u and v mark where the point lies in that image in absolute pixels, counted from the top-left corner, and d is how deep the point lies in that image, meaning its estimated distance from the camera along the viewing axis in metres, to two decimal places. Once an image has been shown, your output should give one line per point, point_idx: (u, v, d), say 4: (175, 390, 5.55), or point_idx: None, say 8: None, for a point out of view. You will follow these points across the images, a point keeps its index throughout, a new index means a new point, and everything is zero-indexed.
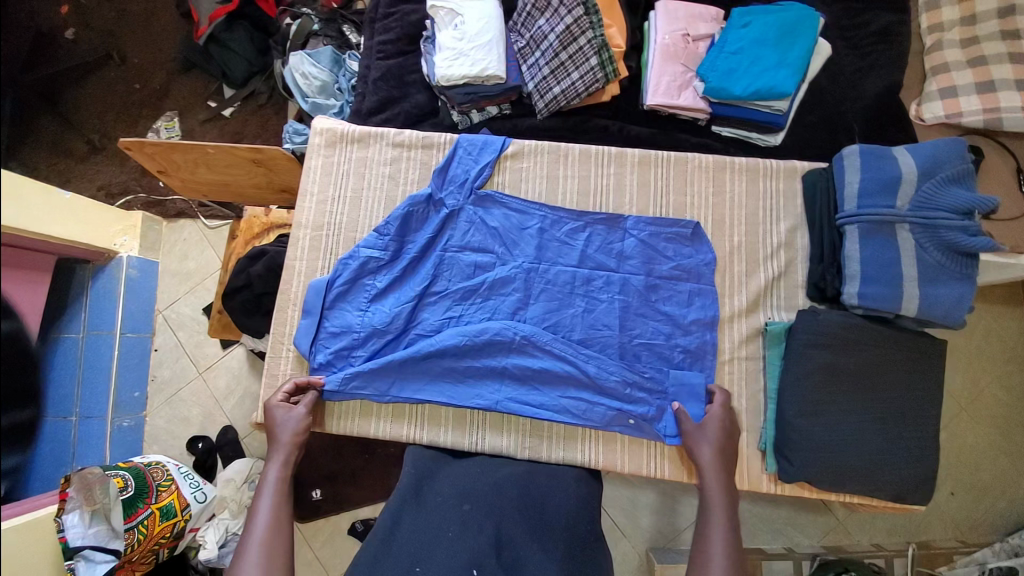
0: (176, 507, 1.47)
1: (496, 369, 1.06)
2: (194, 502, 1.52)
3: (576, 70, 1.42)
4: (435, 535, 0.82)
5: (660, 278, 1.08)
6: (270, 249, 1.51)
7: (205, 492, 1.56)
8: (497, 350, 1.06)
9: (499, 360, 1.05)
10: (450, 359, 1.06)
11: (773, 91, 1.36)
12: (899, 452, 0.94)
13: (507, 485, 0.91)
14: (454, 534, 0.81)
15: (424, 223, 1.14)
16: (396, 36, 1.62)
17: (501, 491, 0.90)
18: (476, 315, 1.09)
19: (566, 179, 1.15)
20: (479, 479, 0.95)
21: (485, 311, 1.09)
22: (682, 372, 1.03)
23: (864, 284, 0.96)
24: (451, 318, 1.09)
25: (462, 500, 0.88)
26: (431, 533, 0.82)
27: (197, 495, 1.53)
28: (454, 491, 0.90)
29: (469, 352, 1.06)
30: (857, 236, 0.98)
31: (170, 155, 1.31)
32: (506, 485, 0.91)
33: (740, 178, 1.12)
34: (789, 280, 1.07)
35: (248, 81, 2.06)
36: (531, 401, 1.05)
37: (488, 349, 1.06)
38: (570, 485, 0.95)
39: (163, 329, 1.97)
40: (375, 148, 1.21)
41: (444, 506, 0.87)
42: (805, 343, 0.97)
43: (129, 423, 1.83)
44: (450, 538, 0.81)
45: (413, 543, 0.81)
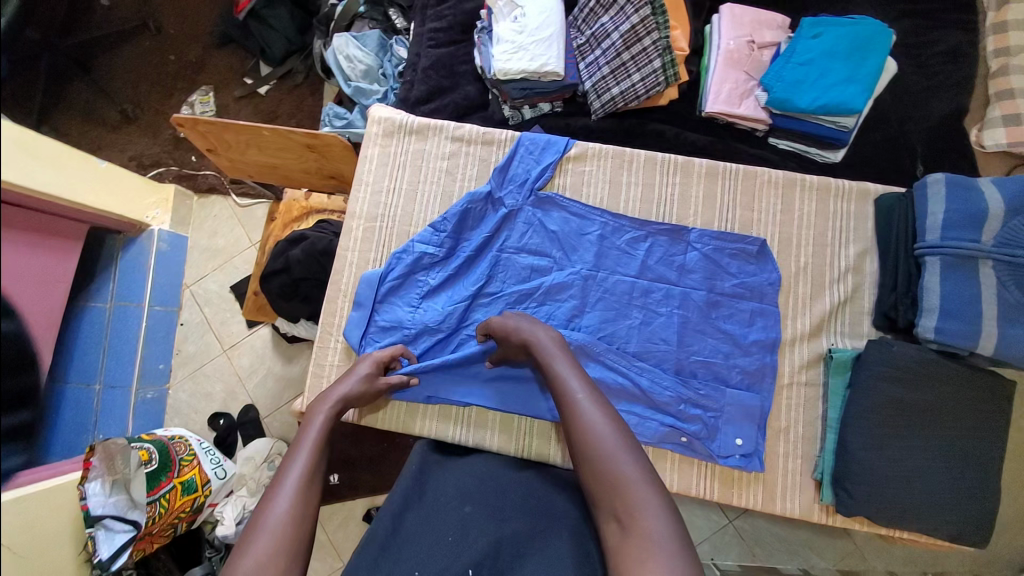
0: (197, 482, 1.50)
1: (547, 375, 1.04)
2: (215, 478, 1.55)
3: (637, 72, 1.38)
4: (435, 539, 0.80)
5: (721, 295, 1.05)
6: (309, 234, 1.49)
7: (224, 470, 1.59)
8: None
9: None
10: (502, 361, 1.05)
11: (841, 107, 1.31)
12: (963, 494, 0.91)
13: (511, 487, 0.91)
14: (453, 539, 0.80)
15: (481, 221, 1.12)
16: (448, 24, 1.58)
17: (504, 493, 0.89)
18: None
19: (629, 186, 1.12)
20: (483, 478, 0.94)
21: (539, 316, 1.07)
22: (738, 392, 1.00)
23: (941, 319, 0.93)
24: None
25: (463, 501, 0.87)
26: (431, 537, 0.81)
27: (217, 472, 1.56)
28: (456, 491, 0.90)
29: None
30: (937, 271, 0.95)
31: (224, 133, 1.28)
32: (509, 487, 0.91)
33: (810, 197, 1.08)
34: (855, 306, 1.04)
35: (287, 58, 2.02)
36: None
37: None
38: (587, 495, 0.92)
39: (190, 304, 1.97)
40: (434, 141, 1.18)
41: (445, 507, 0.86)
42: (874, 375, 0.94)
43: (153, 395, 1.83)
44: (449, 544, 0.79)
45: (413, 546, 0.80)
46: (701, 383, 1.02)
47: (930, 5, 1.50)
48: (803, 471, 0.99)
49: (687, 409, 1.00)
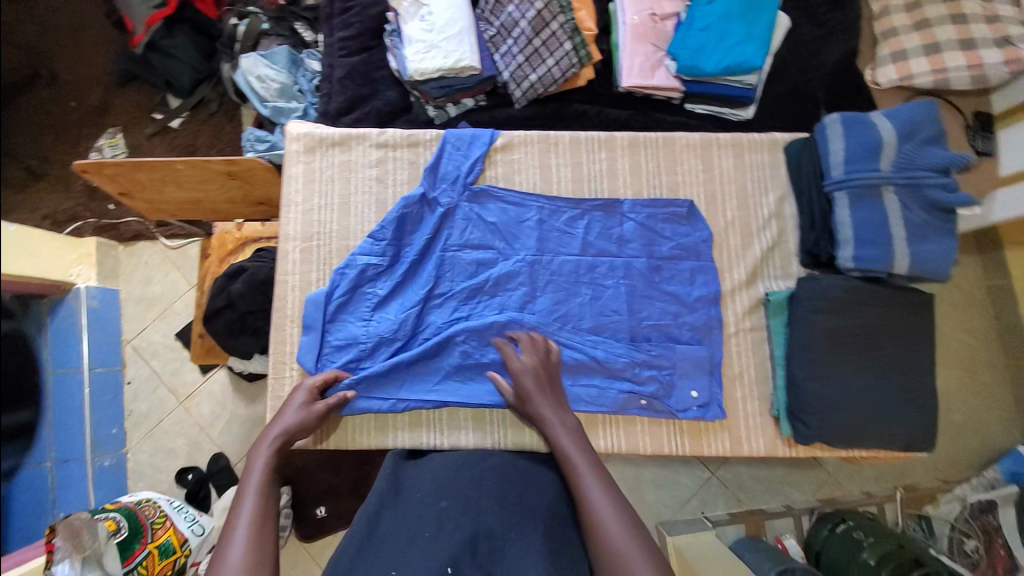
0: (175, 544, 1.41)
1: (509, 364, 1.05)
2: (193, 535, 1.46)
3: (550, 56, 1.41)
4: (413, 535, 0.80)
5: (662, 259, 1.09)
6: (248, 266, 1.44)
7: (202, 525, 1.51)
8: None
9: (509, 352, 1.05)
10: (460, 357, 1.06)
11: (743, 66, 1.40)
12: (903, 404, 0.99)
13: (486, 477, 0.92)
14: (430, 534, 0.80)
15: (420, 224, 1.11)
16: (357, 32, 1.56)
17: (480, 484, 0.90)
18: (485, 313, 1.08)
19: (559, 168, 1.15)
20: (459, 471, 0.94)
21: (491, 307, 1.08)
22: (689, 347, 1.05)
23: (857, 248, 1.00)
24: (459, 318, 1.07)
25: (440, 496, 0.87)
26: (408, 533, 0.81)
27: (194, 528, 1.48)
28: (433, 486, 0.90)
29: (479, 349, 1.06)
30: (847, 203, 1.02)
31: (133, 174, 1.22)
32: (485, 477, 0.92)
33: (726, 154, 1.14)
34: (782, 249, 1.11)
35: (196, 88, 1.95)
36: None
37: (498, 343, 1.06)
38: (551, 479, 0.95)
39: (134, 360, 1.85)
40: (359, 150, 1.16)
41: (421, 504, 0.86)
42: (808, 309, 1.01)
43: (110, 462, 1.74)
44: (425, 539, 0.79)
45: (391, 545, 0.80)
46: (654, 345, 1.06)
47: None
48: (761, 410, 1.06)
49: (642, 372, 1.04)
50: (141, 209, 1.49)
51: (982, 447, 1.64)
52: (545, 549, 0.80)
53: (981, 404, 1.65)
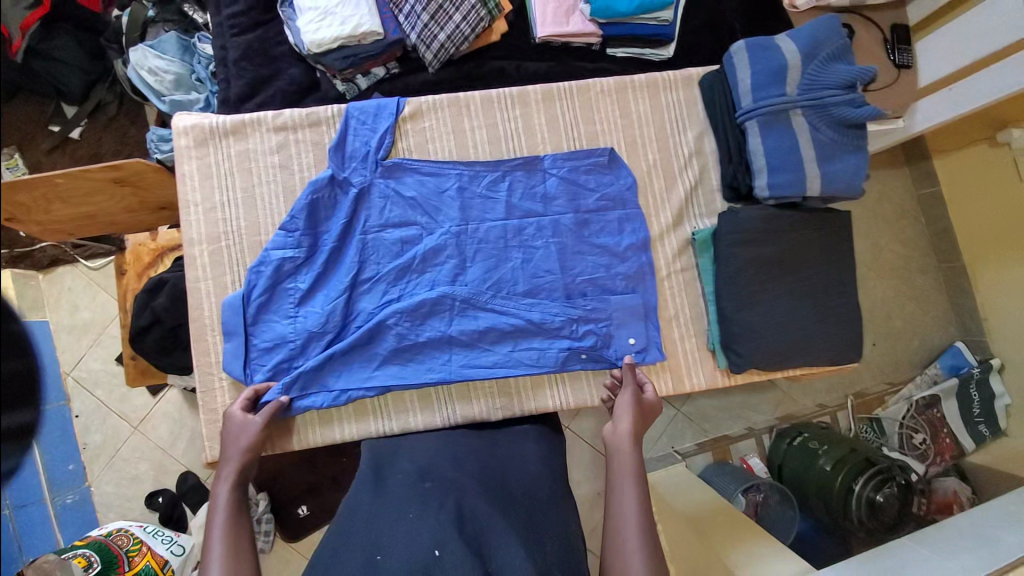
0: (155, 568, 1.38)
1: (446, 339, 1.02)
2: (172, 557, 1.42)
3: (457, 11, 1.32)
4: (395, 518, 0.75)
5: (588, 212, 1.07)
6: (170, 276, 1.35)
7: (181, 544, 1.47)
8: (441, 320, 1.03)
9: (445, 328, 1.02)
10: (396, 341, 1.02)
11: (656, 0, 1.33)
12: (827, 321, 1.03)
13: (468, 460, 0.88)
14: (415, 514, 0.75)
15: (334, 208, 1.05)
16: (246, 7, 1.42)
17: (462, 467, 0.86)
18: (416, 291, 1.04)
19: (473, 131, 1.09)
20: (439, 455, 0.91)
21: (420, 285, 1.04)
22: (624, 296, 1.04)
23: (771, 175, 1.00)
24: (390, 301, 1.03)
25: (422, 480, 0.82)
26: (390, 517, 0.76)
27: (173, 549, 1.44)
28: (414, 472, 0.86)
29: (413, 330, 1.02)
30: (757, 130, 1.01)
31: (14, 195, 1.09)
32: (466, 460, 0.88)
33: (642, 95, 1.11)
34: (705, 186, 1.10)
35: (90, 91, 1.78)
36: (487, 362, 1.03)
37: (433, 321, 1.03)
38: (529, 453, 0.94)
39: (77, 392, 1.75)
40: (257, 137, 1.08)
41: (404, 489, 0.81)
42: (731, 243, 1.01)
43: (74, 498, 1.67)
44: (410, 520, 0.74)
45: (372, 530, 0.74)
46: (589, 300, 1.05)
47: None
48: (699, 346, 1.08)
49: (579, 327, 1.03)
50: (39, 232, 1.38)
51: (923, 348, 1.72)
52: (526, 528, 0.77)
53: (919, 308, 1.73)
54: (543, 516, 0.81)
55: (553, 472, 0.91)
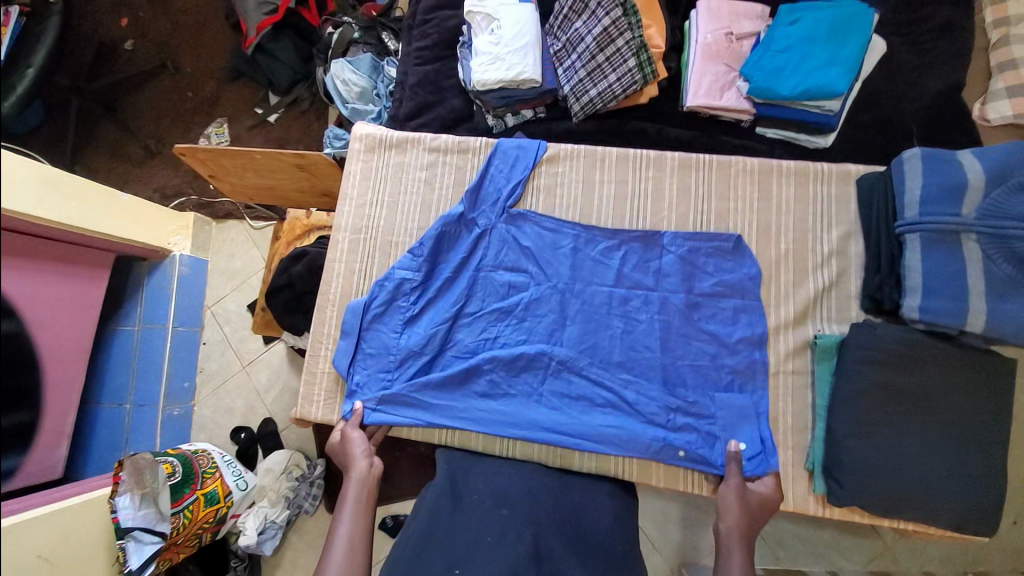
0: (219, 494, 1.56)
1: (533, 392, 1.05)
2: (236, 489, 1.61)
3: (613, 72, 1.38)
4: (474, 539, 0.78)
5: (701, 296, 1.04)
6: (310, 250, 1.56)
7: (245, 481, 1.66)
8: (535, 376, 1.05)
9: (536, 384, 1.05)
10: (487, 382, 1.07)
11: (825, 90, 1.29)
12: (965, 476, 0.88)
13: (540, 495, 0.90)
14: (492, 539, 0.77)
15: (456, 243, 1.15)
16: (433, 42, 1.64)
17: (536, 500, 0.87)
18: (512, 336, 1.09)
19: (603, 185, 1.13)
20: (514, 485, 0.92)
21: (522, 335, 1.08)
22: (730, 396, 1.00)
23: (925, 297, 0.90)
24: (487, 339, 1.09)
25: (499, 505, 0.85)
26: (469, 536, 0.79)
27: (238, 483, 1.63)
28: (490, 494, 0.88)
29: (507, 378, 1.06)
30: (917, 247, 0.92)
31: (221, 159, 1.35)
32: (539, 494, 0.90)
33: (789, 182, 1.08)
34: (841, 290, 1.03)
35: (292, 87, 2.16)
36: (570, 433, 1.01)
37: (525, 372, 1.06)
38: (602, 503, 0.94)
39: (211, 323, 2.08)
40: (413, 153, 1.23)
41: (481, 509, 0.84)
42: (860, 360, 0.93)
43: (179, 411, 1.93)
44: (489, 543, 0.77)
45: (450, 545, 0.78)
46: (689, 390, 1.01)
47: None
48: (795, 462, 0.98)
49: (676, 419, 1.00)
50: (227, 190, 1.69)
51: None
52: None
53: None
54: (615, 567, 0.80)
55: (626, 526, 0.90)
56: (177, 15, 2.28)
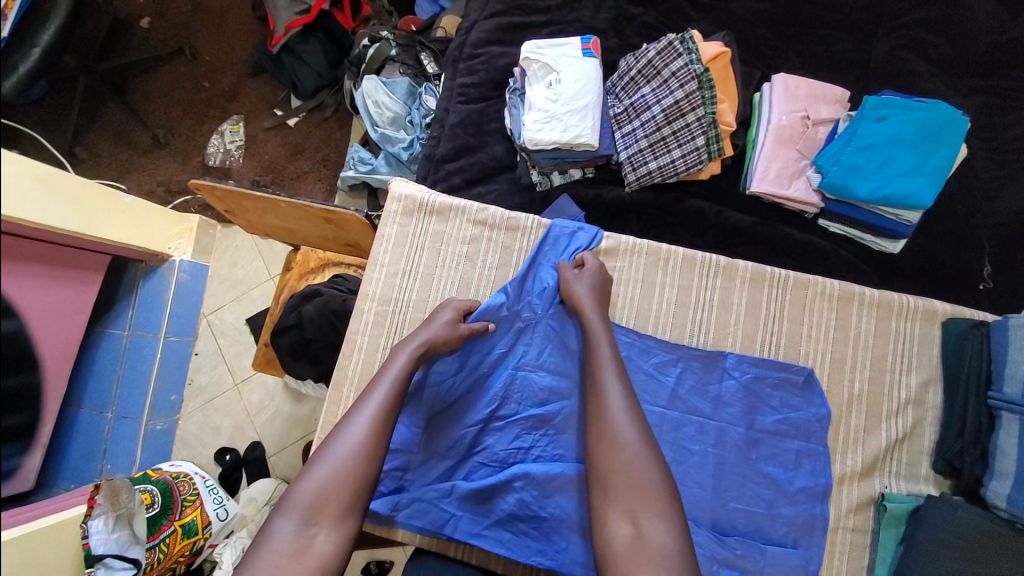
0: (198, 525, 1.46)
1: (564, 520, 0.95)
2: (216, 519, 1.51)
3: (678, 147, 1.28)
4: None
5: (763, 432, 0.94)
6: (323, 290, 1.43)
7: (226, 509, 1.55)
8: (570, 499, 0.95)
9: (570, 509, 0.95)
10: (516, 500, 0.96)
11: (904, 200, 1.19)
12: None
13: None
14: None
15: (496, 333, 1.05)
16: (480, 80, 1.50)
17: None
18: (548, 449, 0.98)
19: (664, 287, 1.03)
20: None
21: (559, 452, 0.98)
22: (783, 550, 0.89)
23: (1016, 488, 0.85)
24: (520, 448, 0.99)
25: None
26: None
27: (219, 512, 1.53)
28: None
29: (538, 499, 0.96)
30: (1014, 431, 0.87)
31: (240, 199, 1.30)
32: None
33: (869, 314, 0.99)
34: (914, 443, 0.96)
35: (316, 92, 2.02)
36: None
37: (560, 494, 0.95)
38: None
39: (205, 334, 1.94)
40: (455, 223, 1.12)
41: None
42: (935, 542, 0.86)
43: (162, 426, 1.80)
44: None
45: None
46: (737, 541, 0.88)
47: (1008, 81, 1.36)
48: None
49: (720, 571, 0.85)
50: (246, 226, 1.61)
51: None
52: None
53: None
54: None
55: None
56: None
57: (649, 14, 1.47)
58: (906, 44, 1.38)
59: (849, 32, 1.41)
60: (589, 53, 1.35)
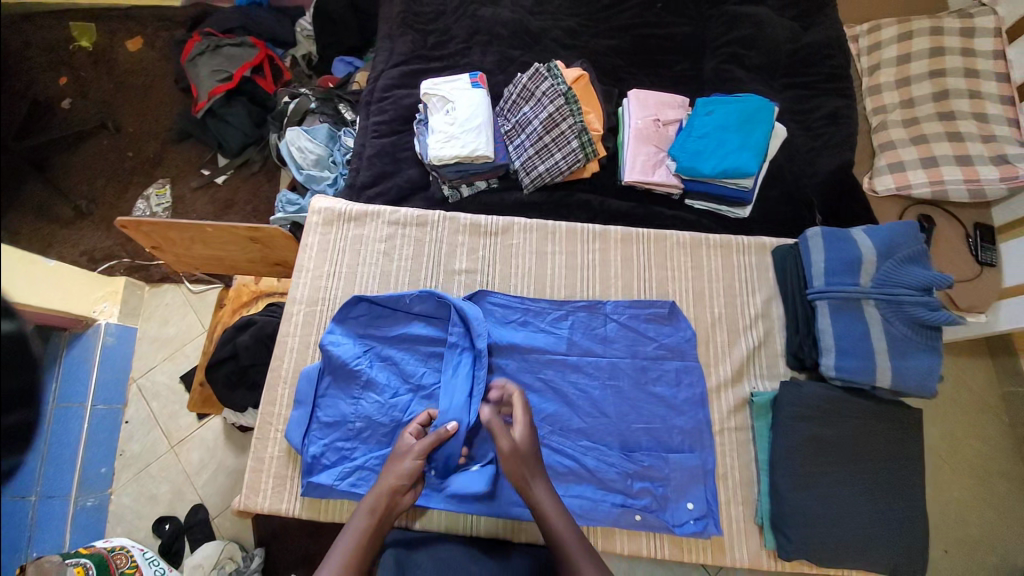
0: None
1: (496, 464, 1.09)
2: None
3: (559, 151, 1.52)
4: None
5: (647, 360, 1.13)
6: (257, 318, 1.50)
7: None
8: None
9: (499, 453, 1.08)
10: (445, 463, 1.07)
11: (739, 171, 1.47)
12: (890, 522, 1.00)
13: None
14: None
15: (391, 321, 1.18)
16: (390, 117, 1.72)
17: None
18: None
19: (554, 255, 1.24)
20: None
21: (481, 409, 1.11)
22: (681, 456, 1.05)
23: (840, 358, 1.06)
24: None
25: None
26: None
27: None
28: None
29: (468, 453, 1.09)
30: (828, 314, 1.10)
31: (167, 234, 1.43)
32: None
33: (716, 254, 1.23)
34: (770, 349, 1.16)
35: (242, 150, 2.15)
36: None
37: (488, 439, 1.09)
38: None
39: (135, 398, 1.90)
40: (371, 226, 1.28)
41: None
42: (791, 416, 1.04)
43: (93, 502, 1.73)
44: None
45: None
46: (644, 455, 1.06)
47: (807, 78, 1.76)
48: (746, 518, 1.05)
49: (633, 484, 1.04)
50: (174, 263, 1.71)
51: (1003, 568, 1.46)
52: None
53: (1001, 521, 1.49)
54: None
55: None
56: (121, 77, 2.28)
57: (526, 54, 1.78)
58: (728, 58, 1.75)
59: (683, 55, 1.77)
60: (477, 85, 1.60)
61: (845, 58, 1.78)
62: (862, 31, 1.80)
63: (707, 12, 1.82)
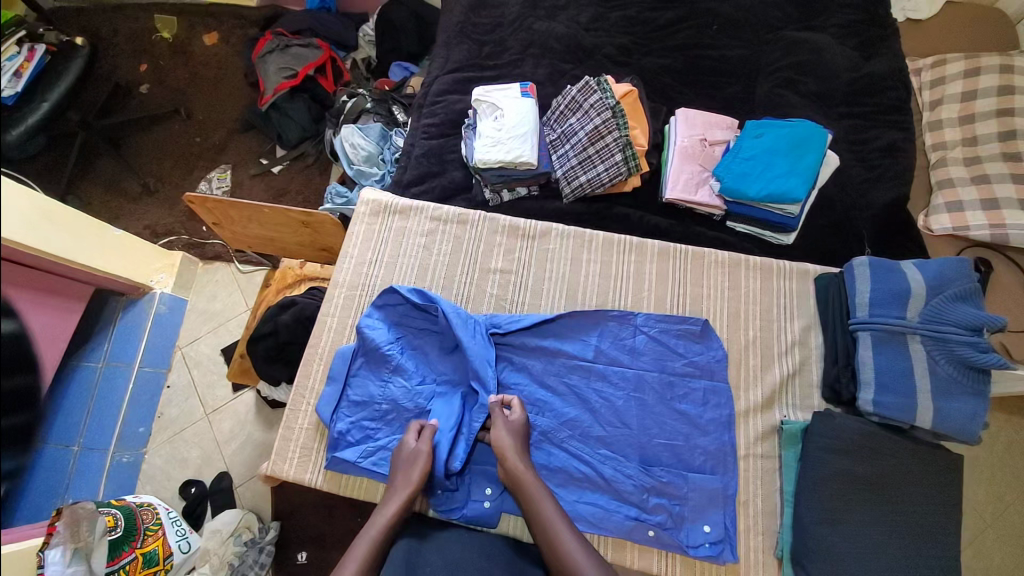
0: (159, 555, 1.44)
1: None
2: (177, 551, 1.50)
3: (602, 163, 1.54)
4: None
5: (674, 375, 1.12)
6: (298, 301, 1.57)
7: (188, 542, 1.54)
8: None
9: None
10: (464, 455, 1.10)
11: (785, 196, 1.45)
12: (924, 572, 0.95)
13: None
14: None
15: (426, 315, 1.22)
16: (440, 120, 1.79)
17: None
18: None
19: (589, 263, 1.26)
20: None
21: None
22: (702, 476, 1.03)
23: (878, 393, 1.03)
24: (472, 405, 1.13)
25: None
26: None
27: (180, 544, 1.51)
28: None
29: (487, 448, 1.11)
30: (871, 347, 1.07)
31: (227, 210, 1.54)
32: None
33: (754, 276, 1.22)
34: (804, 378, 1.14)
35: (300, 143, 2.28)
36: None
37: None
38: None
39: (179, 366, 1.99)
40: (414, 220, 1.34)
41: None
42: (821, 448, 1.01)
43: (128, 459, 1.80)
44: None
45: None
46: (663, 470, 1.05)
47: (864, 108, 1.72)
48: (766, 548, 1.02)
49: (649, 498, 1.02)
50: (230, 239, 1.82)
51: None
52: None
53: None
54: None
55: None
56: (198, 69, 2.45)
57: (578, 68, 1.82)
58: (782, 83, 1.73)
59: (735, 78, 1.77)
60: (527, 95, 1.65)
61: (906, 91, 1.73)
62: (925, 65, 1.76)
63: (764, 37, 1.82)
